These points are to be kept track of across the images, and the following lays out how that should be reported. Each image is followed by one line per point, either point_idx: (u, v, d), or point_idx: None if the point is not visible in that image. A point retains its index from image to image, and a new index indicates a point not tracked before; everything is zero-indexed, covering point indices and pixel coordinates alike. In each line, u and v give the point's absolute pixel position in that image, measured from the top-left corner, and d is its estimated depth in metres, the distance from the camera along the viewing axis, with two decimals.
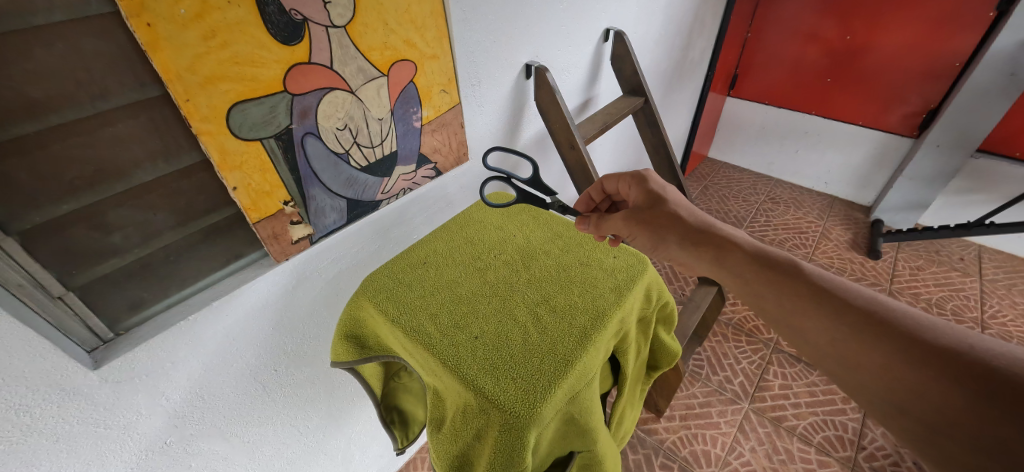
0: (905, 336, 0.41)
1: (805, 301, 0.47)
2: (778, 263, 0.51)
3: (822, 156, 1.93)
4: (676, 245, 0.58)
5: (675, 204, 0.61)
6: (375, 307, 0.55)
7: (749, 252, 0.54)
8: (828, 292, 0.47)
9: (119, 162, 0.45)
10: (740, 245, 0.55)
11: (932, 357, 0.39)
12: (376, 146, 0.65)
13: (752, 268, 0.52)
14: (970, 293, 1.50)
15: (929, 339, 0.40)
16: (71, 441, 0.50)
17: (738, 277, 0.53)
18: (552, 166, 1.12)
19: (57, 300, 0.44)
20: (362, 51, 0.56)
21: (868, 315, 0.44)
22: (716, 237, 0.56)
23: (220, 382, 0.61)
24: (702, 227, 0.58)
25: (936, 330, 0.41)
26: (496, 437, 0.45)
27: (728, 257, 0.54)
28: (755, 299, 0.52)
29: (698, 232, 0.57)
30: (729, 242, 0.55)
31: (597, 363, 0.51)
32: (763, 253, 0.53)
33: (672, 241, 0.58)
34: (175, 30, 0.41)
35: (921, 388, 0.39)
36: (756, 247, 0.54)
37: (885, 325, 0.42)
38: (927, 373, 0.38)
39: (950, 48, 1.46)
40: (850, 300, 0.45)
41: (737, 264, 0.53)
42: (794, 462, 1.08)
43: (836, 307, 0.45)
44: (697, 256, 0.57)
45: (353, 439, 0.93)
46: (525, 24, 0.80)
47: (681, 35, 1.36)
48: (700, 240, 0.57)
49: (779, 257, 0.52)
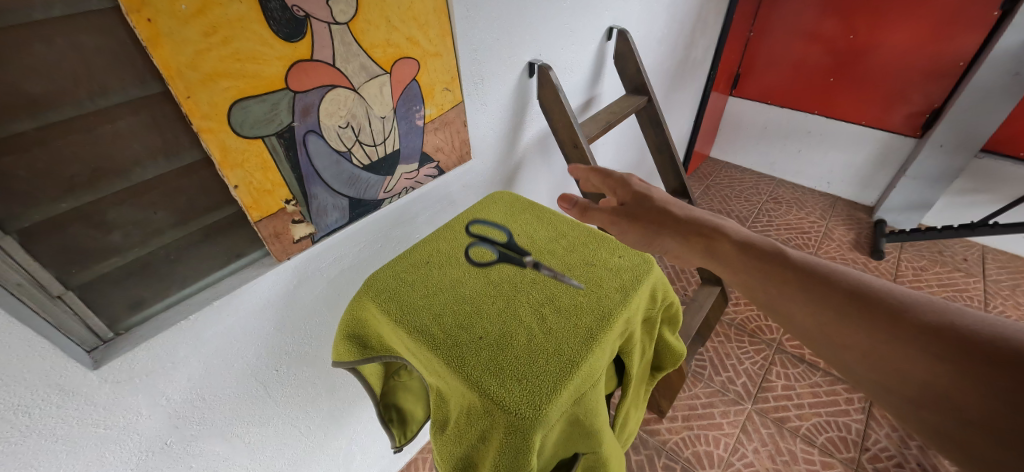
0: (892, 317, 0.41)
1: (790, 286, 0.47)
2: (764, 250, 0.51)
3: (824, 156, 1.92)
4: (661, 234, 0.57)
5: (658, 197, 0.61)
6: (378, 306, 0.54)
7: (736, 239, 0.53)
8: (813, 277, 0.47)
9: (119, 160, 0.45)
10: (728, 234, 0.54)
11: (920, 337, 0.38)
12: (379, 144, 0.64)
13: (739, 256, 0.52)
14: (973, 293, 1.49)
15: (916, 318, 0.40)
16: (71, 442, 0.49)
17: (725, 266, 0.53)
18: (553, 166, 1.11)
19: (56, 299, 0.44)
20: (365, 48, 0.56)
21: (855, 297, 0.43)
22: (705, 227, 0.56)
23: (221, 382, 0.61)
24: (691, 218, 0.57)
25: (924, 308, 0.40)
26: (500, 439, 0.44)
27: (717, 246, 0.54)
28: (743, 287, 0.52)
29: (683, 223, 0.57)
30: (717, 233, 0.55)
31: (602, 364, 0.50)
32: (751, 242, 0.53)
33: (658, 230, 0.57)
34: (175, 25, 0.40)
35: (912, 370, 0.38)
36: (744, 236, 0.54)
37: (875, 307, 0.42)
38: (918, 354, 0.38)
39: (953, 48, 1.45)
40: (838, 284, 0.45)
41: (725, 252, 0.53)
42: (798, 463, 1.07)
43: (822, 292, 0.45)
44: (686, 247, 0.56)
45: (355, 439, 0.92)
46: (528, 22, 0.79)
47: (684, 34, 1.35)
48: (689, 231, 0.56)
49: (766, 244, 0.52)
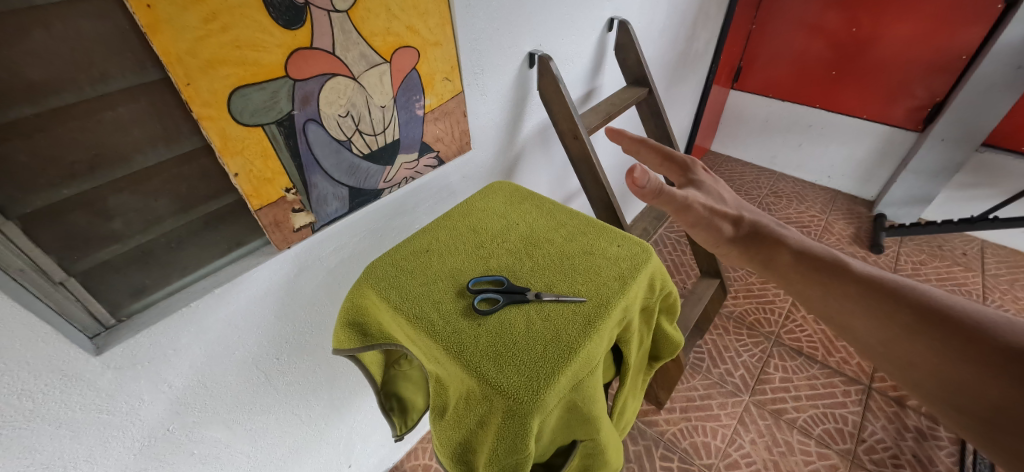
0: (971, 338, 0.38)
1: (854, 301, 0.46)
2: (828, 263, 0.50)
3: (826, 150, 1.91)
4: (722, 242, 0.54)
5: (723, 199, 0.58)
6: (377, 294, 0.55)
7: (796, 251, 0.52)
8: (879, 293, 0.45)
9: (119, 147, 0.45)
10: (788, 243, 0.52)
11: (1004, 361, 0.36)
12: (379, 134, 0.64)
13: (798, 267, 0.50)
14: (972, 287, 1.49)
15: (999, 339, 0.37)
16: (74, 427, 0.50)
17: (783, 278, 0.51)
18: (553, 158, 1.11)
19: (58, 285, 0.44)
20: (365, 36, 0.56)
21: (926, 315, 0.42)
22: (764, 236, 0.54)
23: (221, 369, 0.61)
24: (752, 225, 0.55)
25: (1010, 330, 0.38)
26: (499, 424, 0.45)
27: (775, 257, 0.52)
28: (803, 300, 0.50)
29: (746, 229, 0.54)
30: (776, 242, 0.53)
31: (600, 350, 0.51)
32: (812, 253, 0.51)
33: (721, 237, 0.54)
34: (175, 12, 0.40)
35: (994, 394, 0.36)
36: (805, 246, 0.52)
37: (951, 327, 0.40)
38: (1000, 378, 0.36)
39: (956, 42, 1.45)
40: (904, 301, 0.43)
41: (782, 264, 0.51)
42: (794, 454, 1.08)
43: (888, 308, 0.44)
44: (743, 257, 0.55)
45: (355, 428, 0.93)
46: (529, 12, 0.79)
47: (686, 26, 1.34)
48: (747, 240, 0.54)
49: (829, 256, 0.50)
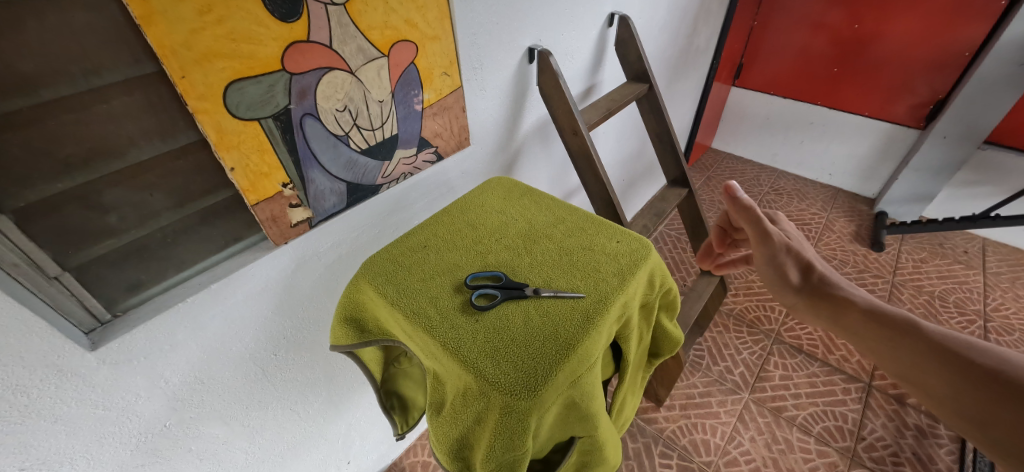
0: None
1: (923, 358, 0.48)
2: (898, 322, 0.52)
3: (827, 147, 1.91)
4: (791, 290, 0.61)
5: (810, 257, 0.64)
6: (374, 289, 0.54)
7: (866, 308, 0.55)
8: (949, 351, 0.47)
9: (114, 141, 0.45)
10: (855, 302, 0.56)
11: None
12: (377, 128, 0.64)
13: (864, 323, 0.54)
14: (973, 286, 1.49)
15: None
16: (70, 423, 0.50)
17: (852, 333, 0.56)
18: (553, 154, 1.11)
19: (53, 280, 0.43)
20: (362, 30, 0.55)
21: (995, 373, 0.42)
22: (833, 294, 0.58)
23: (219, 365, 0.61)
24: (823, 283, 0.60)
25: None
26: (496, 420, 0.44)
27: (844, 315, 0.57)
28: (874, 355, 0.53)
29: (815, 283, 0.60)
30: (846, 301, 0.57)
31: (599, 347, 0.50)
32: (879, 310, 0.54)
33: (790, 285, 0.61)
34: (169, 3, 0.40)
35: None
36: (874, 305, 0.55)
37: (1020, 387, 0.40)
38: None
39: (960, 38, 1.44)
40: (974, 356, 0.45)
41: (851, 321, 0.56)
42: (793, 452, 1.08)
43: (957, 365, 0.45)
44: (814, 311, 0.60)
45: (353, 424, 0.93)
46: (528, 6, 0.78)
47: (687, 21, 1.33)
48: (818, 296, 0.60)
49: (901, 317, 0.53)
